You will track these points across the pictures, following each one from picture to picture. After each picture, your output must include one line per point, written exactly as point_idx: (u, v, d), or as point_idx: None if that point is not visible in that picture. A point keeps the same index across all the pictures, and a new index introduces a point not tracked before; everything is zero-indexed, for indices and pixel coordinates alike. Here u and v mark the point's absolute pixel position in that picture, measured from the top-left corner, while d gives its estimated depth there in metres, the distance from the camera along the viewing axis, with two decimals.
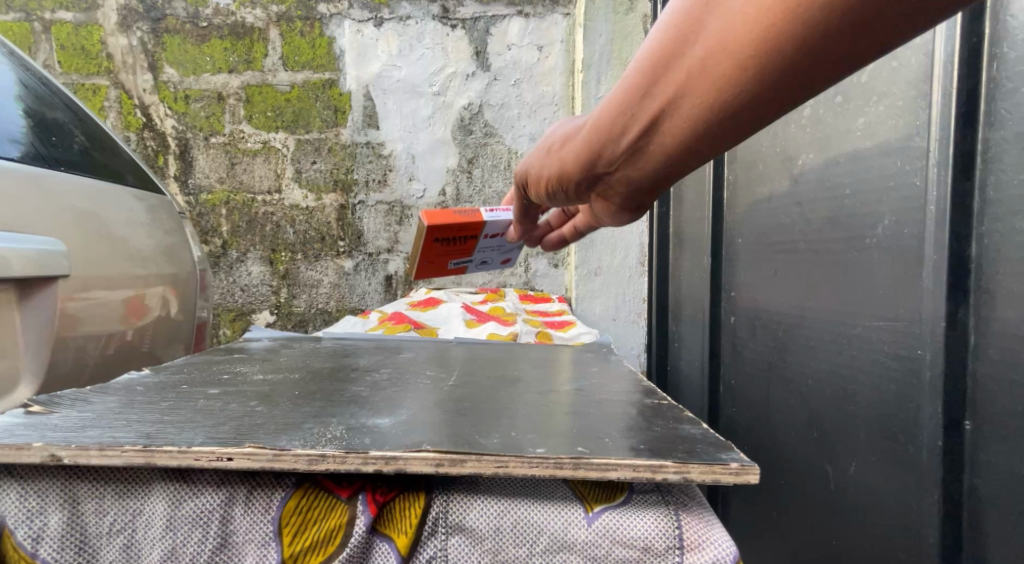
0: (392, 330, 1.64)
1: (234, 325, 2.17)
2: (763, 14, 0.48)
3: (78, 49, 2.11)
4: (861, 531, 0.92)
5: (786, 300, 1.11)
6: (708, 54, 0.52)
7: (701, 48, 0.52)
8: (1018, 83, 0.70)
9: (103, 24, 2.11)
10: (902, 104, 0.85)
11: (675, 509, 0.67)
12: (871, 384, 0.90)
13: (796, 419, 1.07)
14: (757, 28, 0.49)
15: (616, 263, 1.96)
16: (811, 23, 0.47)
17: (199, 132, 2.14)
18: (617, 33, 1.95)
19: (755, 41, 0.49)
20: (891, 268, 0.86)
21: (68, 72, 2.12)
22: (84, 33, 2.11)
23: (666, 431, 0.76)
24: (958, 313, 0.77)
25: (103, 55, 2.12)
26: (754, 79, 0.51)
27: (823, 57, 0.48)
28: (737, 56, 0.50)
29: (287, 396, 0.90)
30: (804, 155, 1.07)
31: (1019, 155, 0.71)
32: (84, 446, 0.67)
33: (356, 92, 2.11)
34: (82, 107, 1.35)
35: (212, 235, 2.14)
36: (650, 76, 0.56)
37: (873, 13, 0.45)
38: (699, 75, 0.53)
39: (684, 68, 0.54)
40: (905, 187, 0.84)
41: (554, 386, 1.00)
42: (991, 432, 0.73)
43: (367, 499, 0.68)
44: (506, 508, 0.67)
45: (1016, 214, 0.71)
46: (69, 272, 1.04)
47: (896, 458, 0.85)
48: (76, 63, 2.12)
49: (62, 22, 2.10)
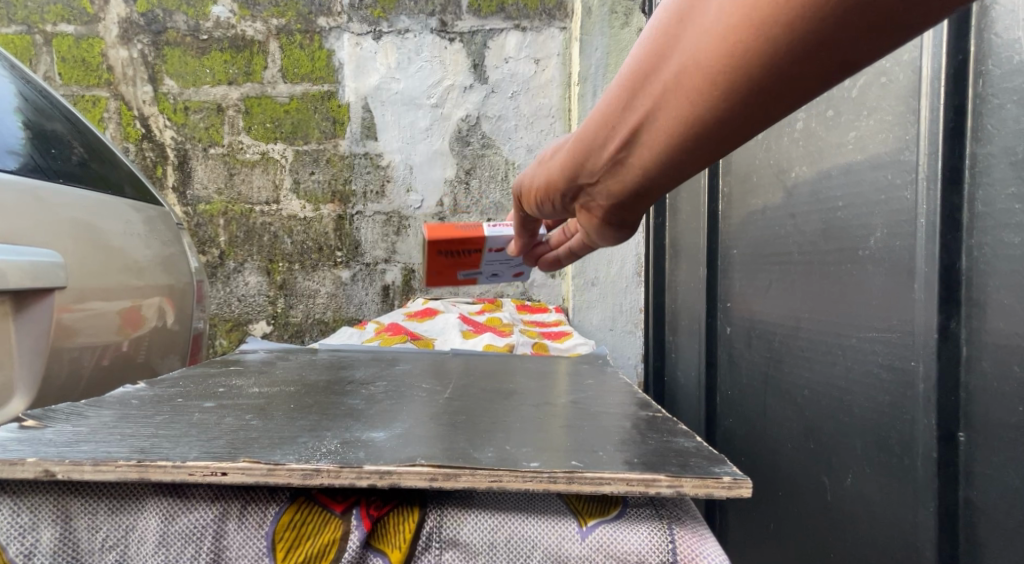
0: (389, 340, 1.64)
1: (231, 335, 2.16)
2: (730, 29, 0.50)
3: (79, 61, 2.13)
4: (858, 544, 0.91)
5: (781, 312, 1.12)
6: (682, 66, 0.54)
7: (678, 59, 0.54)
8: (1003, 99, 0.71)
9: (104, 37, 2.12)
10: (891, 119, 0.86)
11: (669, 523, 0.67)
12: (866, 396, 0.90)
13: (792, 430, 1.07)
14: (724, 42, 0.50)
15: (613, 274, 1.99)
16: (780, 35, 0.48)
17: (198, 143, 2.14)
18: (613, 47, 1.97)
19: (724, 55, 0.51)
20: (883, 281, 0.87)
21: (69, 84, 2.13)
22: (85, 45, 2.12)
23: (661, 444, 0.77)
24: (949, 326, 0.78)
25: (104, 67, 2.13)
26: (729, 91, 0.52)
27: (798, 68, 0.49)
28: (712, 63, 0.52)
29: (284, 409, 0.90)
30: (797, 168, 1.08)
31: (1006, 171, 0.71)
32: (78, 461, 0.67)
33: (354, 103, 2.12)
34: (82, 119, 1.35)
35: (210, 245, 2.15)
36: (634, 88, 0.59)
37: (839, 25, 0.45)
38: (676, 85, 0.55)
39: (663, 79, 0.56)
40: (896, 201, 0.85)
41: (550, 398, 1.00)
42: (985, 444, 0.73)
43: (362, 514, 0.68)
44: (500, 523, 0.67)
45: (1005, 228, 0.71)
46: (65, 284, 1.04)
47: (891, 471, 0.85)
48: (77, 75, 2.13)
49: (63, 34, 2.12)
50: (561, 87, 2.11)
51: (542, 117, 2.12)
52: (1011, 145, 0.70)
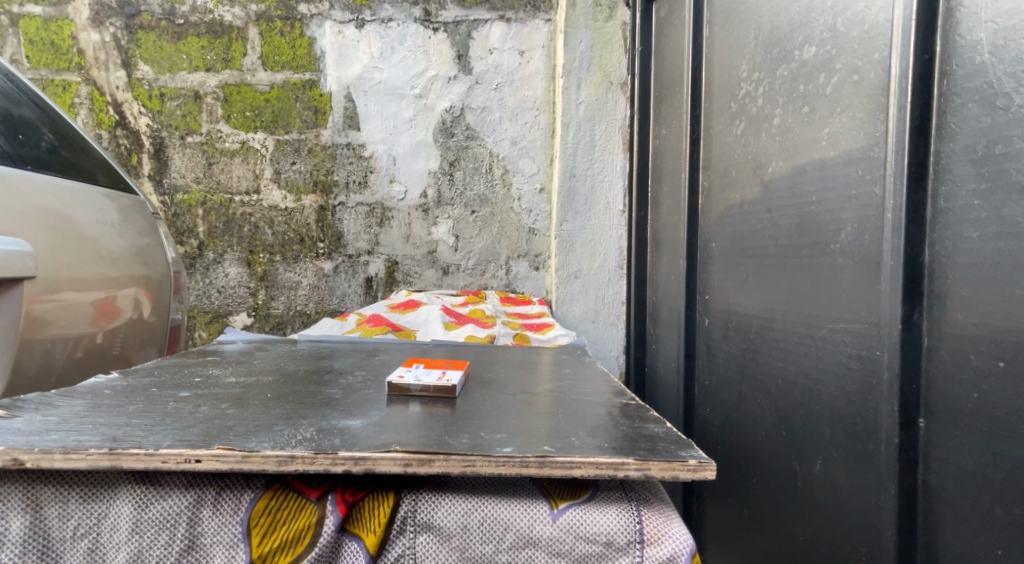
0: (370, 332, 1.64)
1: (211, 327, 2.15)
2: None
3: (48, 44, 2.09)
4: (825, 527, 0.94)
5: (756, 303, 1.14)
6: None
7: None
8: (965, 98, 0.73)
9: (74, 19, 2.09)
10: (863, 116, 0.87)
11: (636, 505, 0.69)
12: (836, 384, 0.92)
13: (766, 419, 1.10)
14: None
15: (596, 267, 2.00)
16: None
17: (174, 131, 2.12)
18: (598, 40, 1.98)
19: None
20: (853, 272, 0.89)
21: (37, 67, 2.09)
22: (54, 27, 2.09)
23: (633, 430, 0.78)
24: (912, 316, 0.80)
25: (74, 50, 2.10)
26: None
27: None
28: None
29: (260, 399, 0.90)
30: (773, 163, 1.09)
31: (966, 167, 0.73)
32: (47, 450, 0.67)
33: (337, 93, 2.11)
34: (52, 105, 1.33)
35: (188, 236, 2.12)
36: None
37: None
38: None
39: None
40: (866, 196, 0.87)
41: (531, 388, 1.01)
42: (943, 429, 0.76)
43: (337, 499, 0.69)
44: (473, 506, 0.68)
45: (965, 223, 0.74)
46: (33, 273, 1.01)
47: (857, 457, 0.88)
48: (45, 58, 2.09)
49: (30, 15, 2.08)
50: (546, 79, 2.11)
51: (526, 110, 2.12)
52: (971, 144, 0.73)
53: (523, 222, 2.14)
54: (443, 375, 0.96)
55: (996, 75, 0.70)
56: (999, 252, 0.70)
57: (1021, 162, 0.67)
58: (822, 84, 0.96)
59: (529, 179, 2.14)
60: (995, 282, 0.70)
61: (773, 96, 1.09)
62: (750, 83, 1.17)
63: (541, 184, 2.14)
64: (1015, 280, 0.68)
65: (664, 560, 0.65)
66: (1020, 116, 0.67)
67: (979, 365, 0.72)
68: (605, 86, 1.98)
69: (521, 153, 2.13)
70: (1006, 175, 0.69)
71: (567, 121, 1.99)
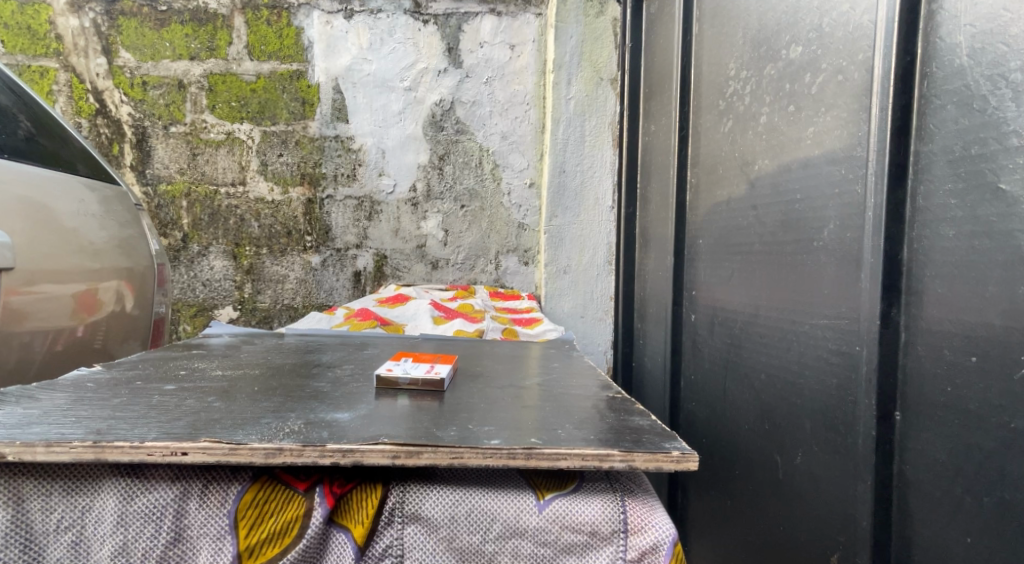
0: (359, 327, 1.64)
1: (196, 321, 2.13)
2: None
3: (24, 29, 2.07)
4: (805, 517, 0.96)
5: (740, 299, 1.16)
6: None
7: None
8: (944, 100, 0.75)
9: (52, 4, 2.07)
10: (846, 115, 0.89)
11: (622, 495, 0.70)
12: (817, 378, 0.94)
13: (748, 413, 1.11)
14: None
15: (584, 262, 2.01)
16: None
17: (157, 120, 2.10)
18: (588, 35, 1.99)
19: None
20: (835, 270, 0.91)
21: (13, 53, 2.07)
22: (31, 11, 2.07)
23: (618, 423, 0.79)
24: (890, 313, 0.82)
25: (52, 35, 2.08)
26: None
27: None
28: None
29: (247, 392, 0.91)
30: (759, 161, 1.11)
31: (944, 167, 0.75)
32: (30, 443, 0.67)
33: (325, 84, 2.10)
34: (28, 91, 1.30)
35: (172, 228, 2.11)
36: None
37: None
38: None
39: None
40: (848, 195, 0.89)
41: (518, 381, 1.02)
42: (920, 422, 0.78)
43: (325, 491, 0.70)
44: (461, 498, 0.69)
45: (942, 222, 0.75)
46: (12, 264, 1.03)
47: (836, 448, 0.89)
48: (21, 43, 2.07)
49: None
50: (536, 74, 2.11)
51: (516, 104, 2.12)
52: (950, 144, 0.74)
53: (512, 217, 2.14)
54: (431, 369, 0.97)
55: (975, 77, 0.71)
56: (973, 250, 0.72)
57: (996, 163, 0.69)
58: (808, 84, 0.97)
59: (520, 174, 2.14)
60: (970, 280, 0.72)
61: (761, 94, 1.10)
62: (738, 80, 1.18)
63: (532, 179, 2.15)
64: (987, 278, 0.70)
65: (646, 550, 0.67)
66: (995, 118, 0.69)
67: (954, 360, 0.74)
68: (595, 82, 1.99)
69: (511, 147, 2.14)
70: (982, 176, 0.71)
71: (557, 116, 1.99)
